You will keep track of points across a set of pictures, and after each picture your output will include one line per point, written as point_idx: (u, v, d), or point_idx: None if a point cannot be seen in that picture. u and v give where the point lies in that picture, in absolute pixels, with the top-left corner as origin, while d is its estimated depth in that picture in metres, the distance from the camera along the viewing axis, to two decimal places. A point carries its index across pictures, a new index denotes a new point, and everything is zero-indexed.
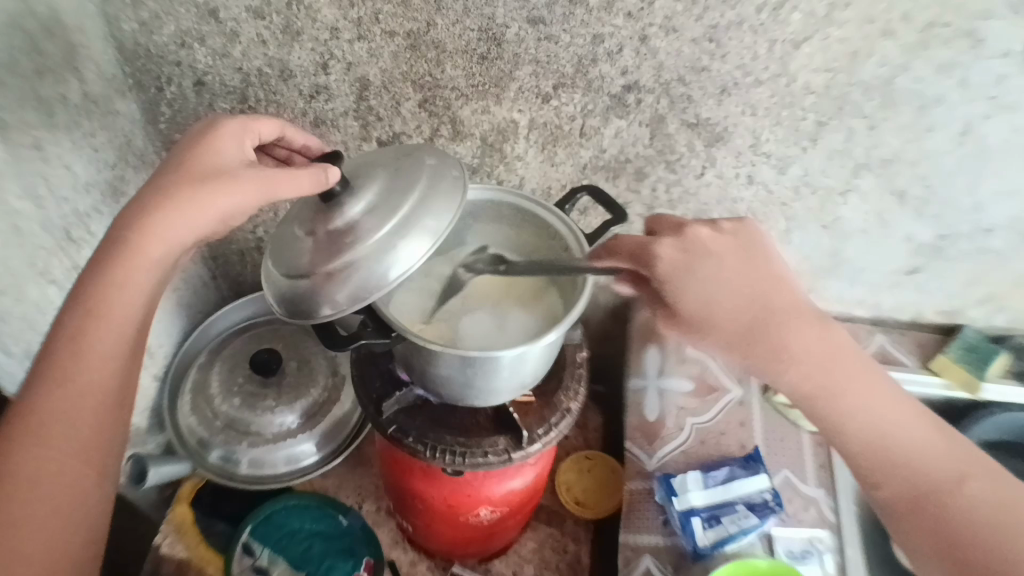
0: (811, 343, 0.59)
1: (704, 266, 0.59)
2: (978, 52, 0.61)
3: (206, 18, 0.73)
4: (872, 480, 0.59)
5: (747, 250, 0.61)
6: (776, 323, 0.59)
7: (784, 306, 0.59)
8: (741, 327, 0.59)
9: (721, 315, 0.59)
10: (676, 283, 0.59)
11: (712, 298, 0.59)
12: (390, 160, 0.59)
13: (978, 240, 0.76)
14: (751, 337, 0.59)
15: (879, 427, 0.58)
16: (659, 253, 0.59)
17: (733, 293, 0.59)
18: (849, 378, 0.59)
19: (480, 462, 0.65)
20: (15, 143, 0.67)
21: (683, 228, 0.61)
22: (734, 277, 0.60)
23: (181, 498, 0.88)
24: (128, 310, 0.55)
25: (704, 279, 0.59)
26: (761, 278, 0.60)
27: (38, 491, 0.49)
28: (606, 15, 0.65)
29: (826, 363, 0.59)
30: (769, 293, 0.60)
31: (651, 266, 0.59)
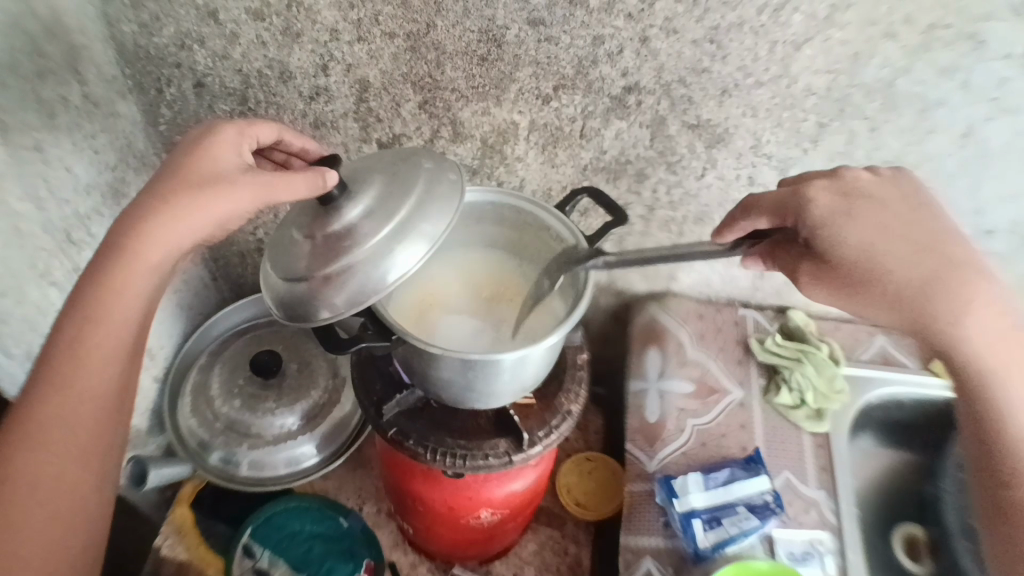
0: (991, 309, 0.56)
1: (870, 213, 0.57)
2: (980, 54, 0.60)
3: (206, 20, 0.73)
4: (1011, 478, 0.58)
5: (917, 203, 0.58)
6: (962, 281, 0.55)
7: (969, 265, 0.56)
8: (922, 281, 0.55)
9: (896, 270, 0.56)
10: (844, 232, 0.56)
11: (888, 248, 0.56)
12: (387, 164, 0.59)
13: (979, 242, 0.76)
14: (928, 290, 0.55)
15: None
16: (820, 198, 0.57)
17: (906, 245, 0.56)
18: (1017, 364, 0.57)
19: (480, 464, 0.65)
20: (17, 145, 0.67)
21: (841, 174, 0.60)
22: (911, 231, 0.57)
23: (181, 500, 0.87)
24: (127, 314, 0.55)
25: (872, 229, 0.56)
26: (939, 233, 0.57)
27: (37, 497, 0.49)
28: (607, 17, 0.65)
29: (1002, 341, 0.56)
30: (953, 250, 0.57)
31: (813, 212, 0.57)
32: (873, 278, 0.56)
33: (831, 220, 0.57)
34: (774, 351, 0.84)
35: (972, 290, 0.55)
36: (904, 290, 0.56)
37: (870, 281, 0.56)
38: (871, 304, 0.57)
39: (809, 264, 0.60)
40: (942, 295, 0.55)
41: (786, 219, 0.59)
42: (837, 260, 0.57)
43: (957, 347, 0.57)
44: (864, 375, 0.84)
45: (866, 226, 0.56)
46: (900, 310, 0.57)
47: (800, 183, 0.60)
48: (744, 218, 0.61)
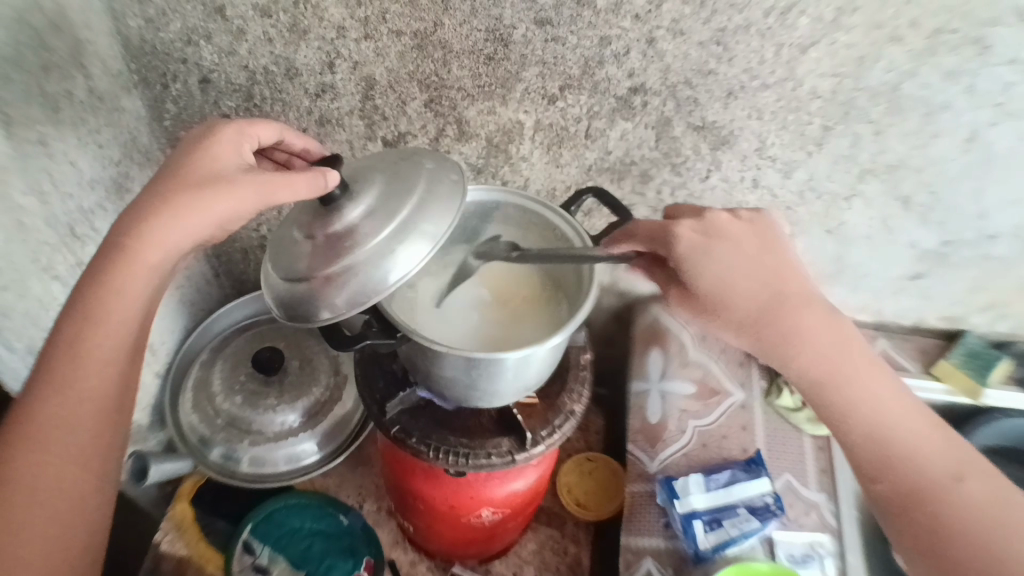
0: (823, 330, 0.61)
1: (720, 248, 0.61)
2: (985, 59, 0.61)
3: (213, 16, 0.73)
4: (877, 472, 0.59)
5: (763, 237, 0.63)
6: (794, 310, 0.61)
7: (800, 293, 0.62)
8: (758, 314, 0.61)
9: (739, 304, 0.61)
10: (700, 267, 0.60)
11: (731, 283, 0.61)
12: (389, 164, 0.59)
13: (982, 247, 0.76)
14: (761, 321, 0.61)
15: (884, 417, 0.60)
16: (679, 234, 0.60)
17: (744, 276, 0.61)
18: (852, 369, 0.61)
19: (483, 463, 0.65)
20: (20, 139, 0.67)
21: (703, 214, 0.63)
22: (753, 262, 0.62)
23: (181, 495, 0.88)
24: (127, 315, 0.55)
25: (725, 265, 0.60)
26: (778, 264, 0.62)
27: (38, 497, 0.49)
28: (614, 18, 0.65)
29: (839, 352, 0.61)
30: (788, 278, 0.62)
31: (670, 246, 0.61)
32: (720, 312, 0.61)
33: (690, 255, 0.60)
34: None
35: (804, 316, 0.61)
36: (745, 322, 0.61)
37: (715, 312, 0.62)
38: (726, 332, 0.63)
39: (678, 289, 0.64)
40: (777, 325, 0.61)
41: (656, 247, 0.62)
42: (695, 293, 0.62)
43: (802, 369, 0.61)
44: None
45: (719, 264, 0.60)
46: (749, 339, 0.62)
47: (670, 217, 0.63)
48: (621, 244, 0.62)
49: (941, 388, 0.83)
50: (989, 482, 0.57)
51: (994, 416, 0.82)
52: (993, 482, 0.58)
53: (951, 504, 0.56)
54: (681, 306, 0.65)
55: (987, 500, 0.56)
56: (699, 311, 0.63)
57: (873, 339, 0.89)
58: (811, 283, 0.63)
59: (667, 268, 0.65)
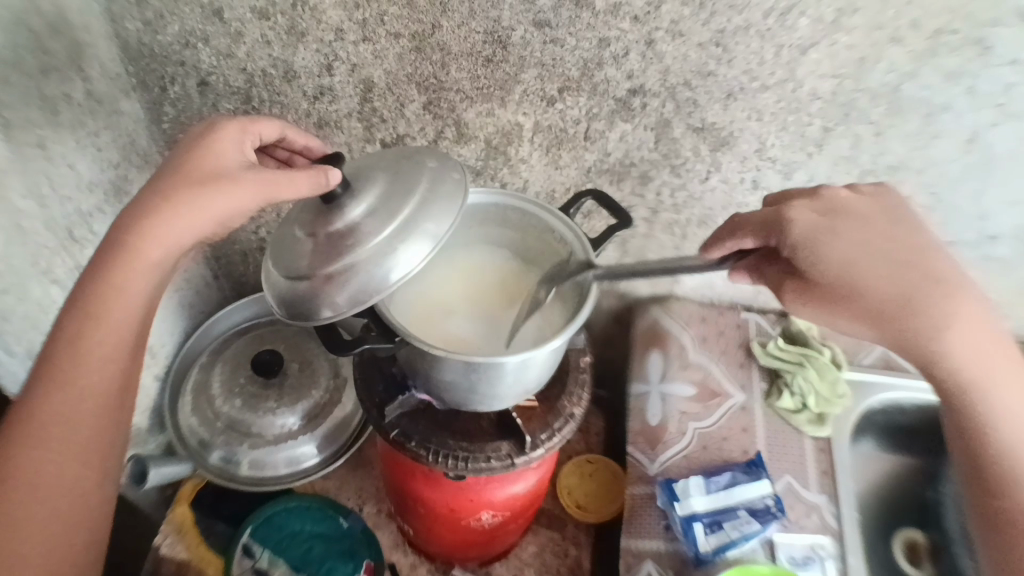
0: (974, 326, 0.57)
1: (848, 229, 0.57)
2: (986, 60, 0.60)
3: (211, 18, 0.72)
4: (1000, 489, 0.59)
5: (893, 214, 0.59)
6: (945, 297, 0.56)
7: (948, 279, 0.57)
8: (904, 301, 0.56)
9: (878, 290, 0.56)
10: (828, 250, 0.56)
11: (869, 268, 0.56)
12: (390, 163, 0.59)
13: (983, 248, 0.76)
14: (909, 309, 0.56)
15: (1019, 431, 0.59)
16: (797, 217, 0.57)
17: (887, 263, 0.56)
18: (996, 378, 0.58)
19: (482, 467, 0.64)
20: (19, 142, 0.67)
21: (819, 191, 0.60)
22: (892, 242, 0.57)
23: (181, 498, 0.88)
24: (129, 312, 0.55)
25: (853, 244, 0.56)
26: (920, 247, 0.58)
27: (38, 495, 0.49)
28: (613, 19, 0.65)
29: (986, 353, 0.58)
30: (934, 266, 0.57)
31: (790, 230, 0.57)
32: (853, 301, 0.56)
33: (812, 237, 0.56)
34: (776, 355, 0.84)
35: (959, 306, 0.56)
36: (886, 310, 0.56)
37: (846, 303, 0.56)
38: (852, 325, 0.58)
39: (792, 284, 0.60)
40: (923, 313, 0.56)
41: (768, 236, 0.58)
42: (819, 280, 0.57)
43: (950, 365, 0.58)
44: (869, 378, 0.84)
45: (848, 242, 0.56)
46: (887, 328, 0.57)
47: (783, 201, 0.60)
48: (730, 238, 0.59)
49: None
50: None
51: None
52: None
53: None
54: (803, 301, 0.59)
55: None
56: (822, 301, 0.58)
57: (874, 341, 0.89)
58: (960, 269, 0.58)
59: (780, 263, 0.63)
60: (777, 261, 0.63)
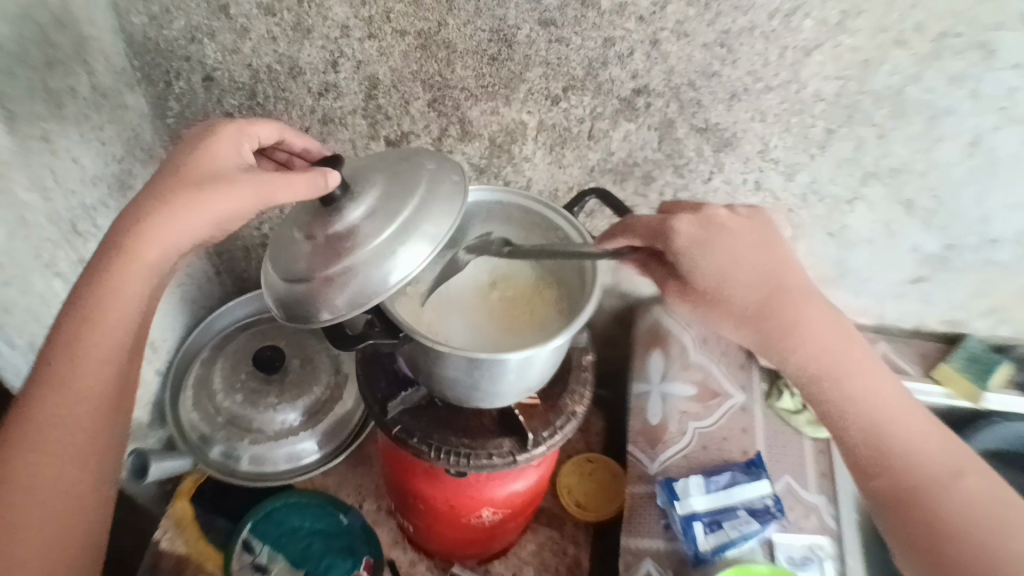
0: (823, 324, 0.64)
1: (722, 244, 0.64)
2: (989, 63, 0.61)
3: (217, 14, 0.72)
4: (876, 469, 0.60)
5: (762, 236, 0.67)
6: (794, 304, 0.64)
7: (800, 291, 0.65)
8: (760, 307, 0.65)
9: (738, 297, 0.65)
10: (698, 261, 0.64)
11: (734, 278, 0.65)
12: (390, 164, 0.59)
13: (983, 251, 0.76)
14: (763, 315, 0.64)
15: (883, 412, 0.62)
16: (676, 227, 0.63)
17: (748, 274, 0.65)
18: (853, 366, 0.64)
19: (484, 464, 0.64)
20: (23, 135, 0.67)
21: (702, 208, 0.66)
22: (757, 262, 0.65)
23: (181, 493, 0.88)
24: (125, 315, 0.55)
25: (726, 259, 0.64)
26: (779, 264, 0.66)
27: (35, 497, 0.49)
28: (618, 19, 0.65)
29: (837, 347, 0.64)
30: (787, 277, 0.65)
31: (670, 239, 0.63)
32: (721, 306, 0.66)
33: (689, 248, 0.63)
34: None
35: (806, 311, 0.64)
36: (746, 315, 0.65)
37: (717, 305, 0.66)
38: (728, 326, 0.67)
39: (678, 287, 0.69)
40: (776, 317, 0.64)
41: (655, 241, 0.64)
42: (694, 284, 0.66)
43: (801, 361, 0.64)
44: None
45: (721, 256, 0.64)
46: (751, 332, 0.66)
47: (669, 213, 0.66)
48: (625, 236, 0.65)
49: (942, 392, 0.83)
50: (977, 476, 0.59)
51: (994, 419, 0.83)
52: (984, 476, 0.59)
53: (939, 495, 0.58)
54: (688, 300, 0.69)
55: (987, 496, 0.58)
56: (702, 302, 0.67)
57: (874, 342, 0.89)
58: (814, 285, 0.67)
59: (664, 263, 0.69)
60: (665, 262, 0.69)
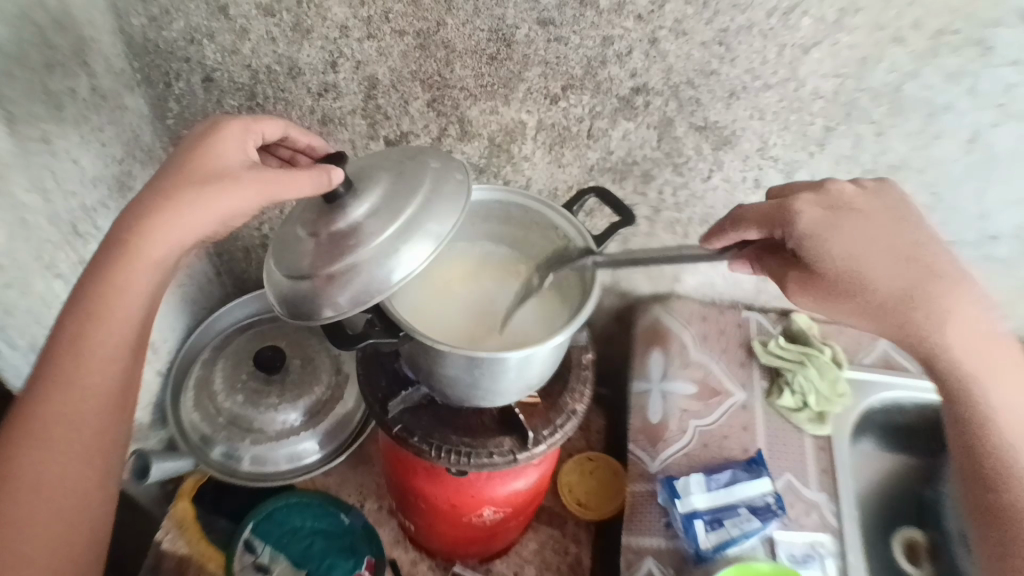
0: (973, 323, 0.58)
1: (854, 226, 0.58)
2: (987, 60, 0.61)
3: (216, 15, 0.73)
4: (999, 482, 0.58)
5: (901, 216, 0.60)
6: (944, 293, 0.57)
7: (950, 278, 0.58)
8: (904, 293, 0.57)
9: (880, 283, 0.57)
10: (827, 245, 0.57)
11: (873, 261, 0.58)
12: (393, 163, 0.59)
13: (983, 248, 0.77)
14: (907, 302, 0.57)
15: (1016, 425, 0.59)
16: (801, 210, 0.59)
17: (888, 257, 0.58)
18: (992, 376, 0.59)
19: (485, 462, 0.65)
20: (23, 136, 0.67)
21: (824, 188, 0.61)
22: (899, 244, 0.58)
23: (182, 494, 0.88)
24: (130, 312, 0.55)
25: (861, 241, 0.58)
26: (922, 247, 0.59)
27: (40, 494, 0.49)
28: (616, 18, 0.65)
29: (980, 350, 0.58)
30: (934, 261, 0.58)
31: (795, 224, 0.59)
32: (856, 293, 0.58)
33: (813, 235, 0.58)
34: (776, 354, 0.85)
35: (960, 304, 0.57)
36: (886, 304, 0.57)
37: (849, 295, 0.58)
38: (851, 316, 0.60)
39: (795, 276, 0.61)
40: (925, 305, 0.57)
41: (773, 229, 0.60)
42: (824, 272, 0.58)
43: (950, 358, 0.59)
44: (871, 378, 0.84)
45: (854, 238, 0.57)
46: (884, 322, 0.59)
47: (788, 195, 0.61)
48: (732, 230, 0.63)
49: None
50: None
51: None
52: None
53: None
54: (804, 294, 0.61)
55: None
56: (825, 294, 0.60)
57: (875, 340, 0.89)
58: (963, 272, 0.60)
59: (781, 255, 0.64)
60: (782, 251, 0.64)
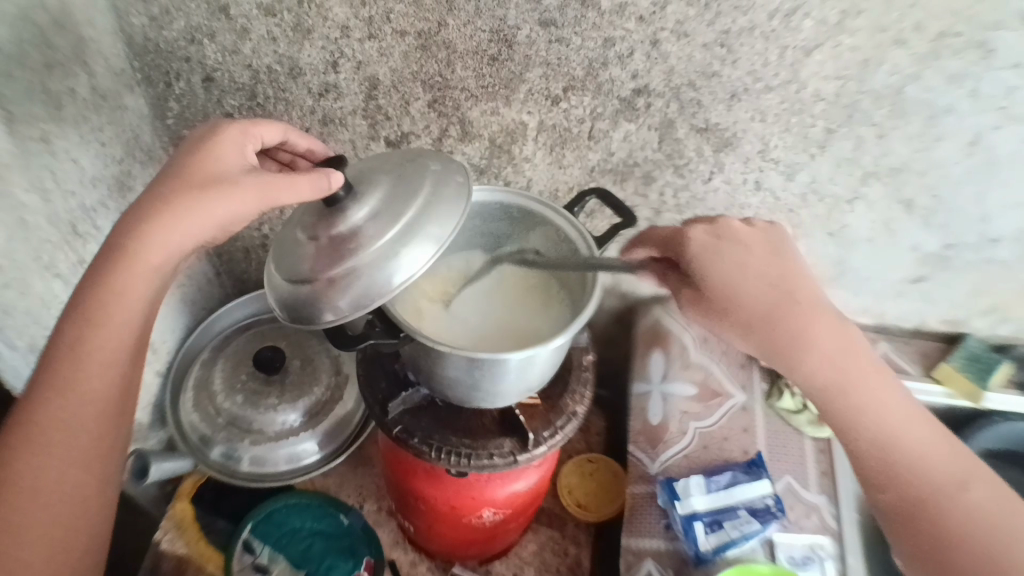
0: (830, 333, 0.62)
1: (729, 250, 0.65)
2: (989, 63, 0.61)
3: (216, 15, 0.72)
4: (883, 481, 0.60)
5: (769, 248, 0.67)
6: (802, 313, 0.62)
7: (808, 298, 0.64)
8: (768, 313, 0.62)
9: (749, 303, 0.63)
10: (709, 266, 0.64)
11: (742, 284, 0.63)
12: (393, 166, 0.59)
13: (983, 251, 0.77)
14: (771, 321, 0.62)
15: (891, 426, 0.61)
16: (692, 235, 0.66)
17: (754, 281, 0.64)
18: (863, 379, 0.62)
19: (485, 464, 0.64)
20: (22, 136, 0.67)
21: (716, 220, 0.68)
22: (764, 270, 0.65)
23: (181, 494, 0.88)
24: (129, 317, 0.55)
25: (732, 265, 0.64)
26: (786, 274, 0.65)
27: (38, 499, 0.49)
28: (618, 19, 0.65)
29: (848, 360, 0.62)
30: (794, 284, 0.65)
31: (685, 246, 0.66)
32: (729, 311, 0.63)
33: (701, 256, 0.65)
34: None
35: (813, 320, 0.62)
36: (752, 323, 0.62)
37: (725, 313, 0.63)
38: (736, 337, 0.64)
39: (689, 294, 0.67)
40: (782, 324, 0.62)
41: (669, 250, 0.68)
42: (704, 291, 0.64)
43: (810, 372, 0.62)
44: None
45: (724, 263, 0.64)
46: (758, 341, 0.63)
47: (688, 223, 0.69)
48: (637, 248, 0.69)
49: (943, 391, 0.84)
50: (994, 490, 0.59)
51: (994, 419, 0.83)
52: (992, 486, 0.59)
53: (948, 506, 0.58)
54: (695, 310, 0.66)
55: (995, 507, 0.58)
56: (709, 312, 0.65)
57: (874, 342, 0.89)
58: (823, 293, 0.65)
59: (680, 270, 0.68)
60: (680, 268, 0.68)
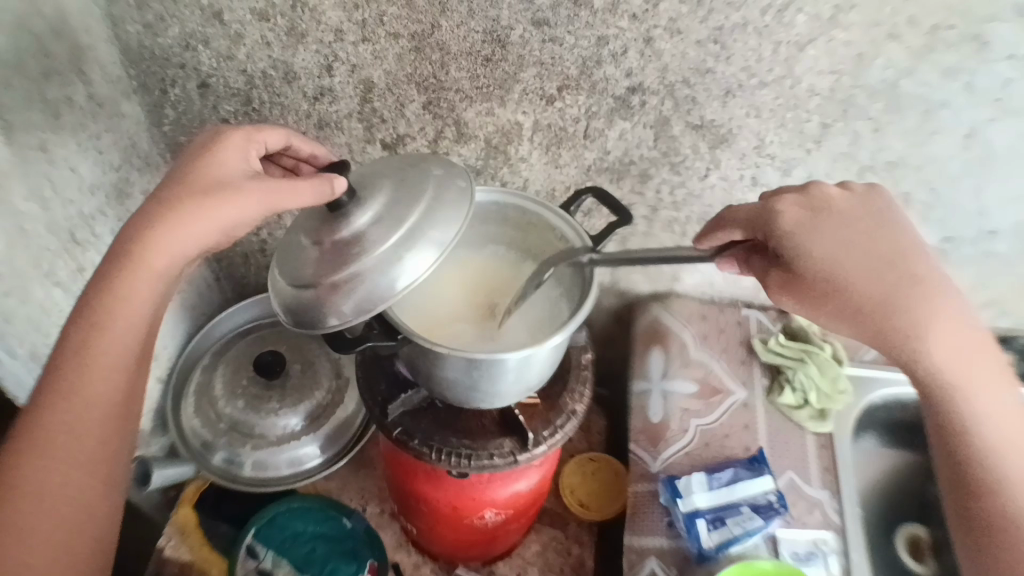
0: (957, 327, 0.57)
1: (828, 225, 0.58)
2: (983, 56, 0.61)
3: (211, 20, 0.73)
4: (980, 488, 0.58)
5: (879, 220, 0.59)
6: (926, 300, 0.57)
7: (933, 283, 0.57)
8: (888, 298, 0.56)
9: (861, 290, 0.56)
10: (808, 242, 0.57)
11: (851, 264, 0.57)
12: (394, 170, 0.59)
13: (982, 243, 0.76)
14: (891, 306, 0.56)
15: (996, 437, 0.59)
16: (782, 209, 0.59)
17: (867, 262, 0.57)
18: (976, 382, 0.58)
19: (485, 464, 0.65)
20: (21, 145, 0.67)
21: (807, 189, 0.61)
22: (878, 248, 0.58)
23: (185, 499, 0.88)
24: (134, 322, 0.55)
25: (837, 242, 0.57)
26: (904, 250, 0.58)
27: (43, 502, 0.49)
28: (611, 18, 0.65)
29: (967, 358, 0.58)
30: (915, 265, 0.57)
31: (776, 223, 0.58)
32: (834, 293, 0.56)
33: (795, 232, 0.57)
34: (777, 351, 0.84)
35: (940, 310, 0.57)
36: (865, 309, 0.56)
37: (831, 295, 0.57)
38: (836, 319, 0.58)
39: (779, 276, 0.59)
40: (903, 313, 0.56)
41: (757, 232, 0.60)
42: (801, 270, 0.57)
43: (929, 364, 0.57)
44: (868, 376, 0.85)
45: (829, 239, 0.57)
46: (866, 326, 0.57)
47: (771, 196, 0.61)
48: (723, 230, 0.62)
49: None
50: None
51: None
52: None
53: None
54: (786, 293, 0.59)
55: None
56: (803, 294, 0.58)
57: None
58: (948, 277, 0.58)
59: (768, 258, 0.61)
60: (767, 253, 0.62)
